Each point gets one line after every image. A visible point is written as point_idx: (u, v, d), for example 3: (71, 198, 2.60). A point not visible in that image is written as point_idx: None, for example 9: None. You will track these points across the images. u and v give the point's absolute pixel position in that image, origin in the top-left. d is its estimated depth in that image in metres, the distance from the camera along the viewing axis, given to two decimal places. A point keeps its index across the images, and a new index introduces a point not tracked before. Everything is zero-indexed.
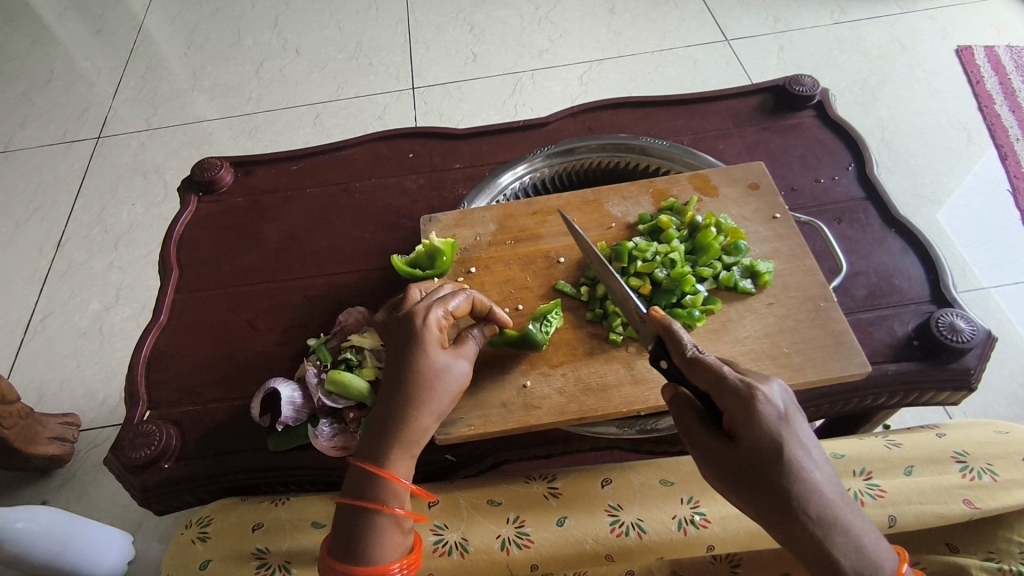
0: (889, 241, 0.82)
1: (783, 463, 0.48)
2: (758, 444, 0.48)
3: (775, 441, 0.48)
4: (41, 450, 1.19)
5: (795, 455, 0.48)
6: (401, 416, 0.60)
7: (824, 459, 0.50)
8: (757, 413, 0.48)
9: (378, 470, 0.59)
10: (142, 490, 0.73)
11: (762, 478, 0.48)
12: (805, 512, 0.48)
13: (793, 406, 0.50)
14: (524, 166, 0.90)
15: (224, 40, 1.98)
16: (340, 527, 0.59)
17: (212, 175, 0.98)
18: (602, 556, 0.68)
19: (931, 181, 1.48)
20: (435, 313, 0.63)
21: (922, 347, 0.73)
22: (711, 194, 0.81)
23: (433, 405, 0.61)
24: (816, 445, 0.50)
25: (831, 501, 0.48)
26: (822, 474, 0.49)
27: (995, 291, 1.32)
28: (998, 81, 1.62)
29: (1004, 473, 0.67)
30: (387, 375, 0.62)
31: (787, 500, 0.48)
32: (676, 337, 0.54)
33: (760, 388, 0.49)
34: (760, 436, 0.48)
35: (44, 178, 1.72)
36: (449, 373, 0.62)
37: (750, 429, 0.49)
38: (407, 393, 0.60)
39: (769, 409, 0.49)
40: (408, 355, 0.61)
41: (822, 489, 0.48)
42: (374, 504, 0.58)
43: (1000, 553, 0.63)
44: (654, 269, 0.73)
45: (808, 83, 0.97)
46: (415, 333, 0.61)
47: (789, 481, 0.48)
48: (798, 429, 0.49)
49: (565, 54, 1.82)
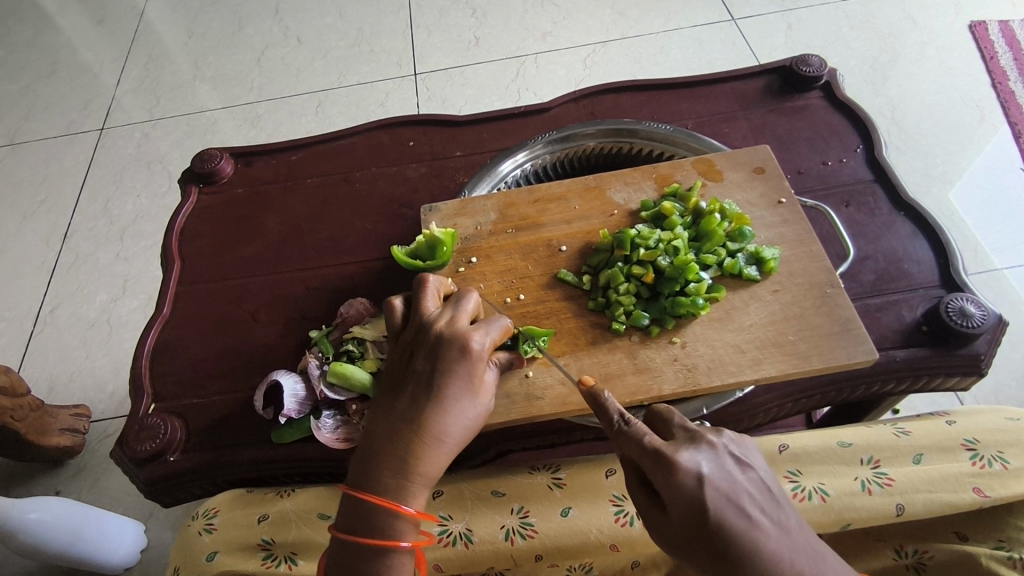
0: (897, 225, 0.80)
1: (711, 529, 0.47)
2: (686, 510, 0.48)
3: (699, 507, 0.47)
4: (53, 442, 1.20)
5: (723, 518, 0.47)
6: (433, 445, 0.56)
7: (761, 509, 0.49)
8: (675, 481, 0.48)
9: (381, 500, 0.55)
10: (147, 483, 0.73)
11: (697, 544, 0.48)
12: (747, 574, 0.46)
13: (718, 460, 0.50)
14: (524, 154, 0.88)
15: (225, 28, 1.97)
16: (339, 559, 0.56)
17: (212, 166, 0.98)
18: (606, 546, 0.68)
19: (942, 161, 1.45)
20: (488, 340, 0.60)
21: (931, 333, 0.71)
22: (716, 178, 0.79)
23: (460, 437, 0.58)
24: (747, 498, 0.49)
25: (777, 556, 0.46)
26: (761, 527, 0.48)
27: (1007, 273, 1.30)
28: (1012, 57, 1.58)
29: (1015, 460, 0.66)
30: (413, 395, 0.58)
31: (725, 563, 0.47)
32: (605, 405, 0.54)
33: (676, 454, 0.49)
34: (682, 502, 0.48)
35: (50, 170, 1.72)
36: (485, 405, 0.60)
37: (670, 497, 0.48)
38: (445, 421, 0.57)
39: (687, 468, 0.49)
40: (453, 378, 0.57)
41: (761, 542, 0.47)
42: (379, 539, 0.55)
43: (1010, 541, 0.63)
44: (657, 256, 0.71)
45: (815, 63, 0.95)
46: (467, 358, 0.58)
47: (726, 545, 0.47)
48: (725, 490, 0.48)
49: (568, 37, 1.79)
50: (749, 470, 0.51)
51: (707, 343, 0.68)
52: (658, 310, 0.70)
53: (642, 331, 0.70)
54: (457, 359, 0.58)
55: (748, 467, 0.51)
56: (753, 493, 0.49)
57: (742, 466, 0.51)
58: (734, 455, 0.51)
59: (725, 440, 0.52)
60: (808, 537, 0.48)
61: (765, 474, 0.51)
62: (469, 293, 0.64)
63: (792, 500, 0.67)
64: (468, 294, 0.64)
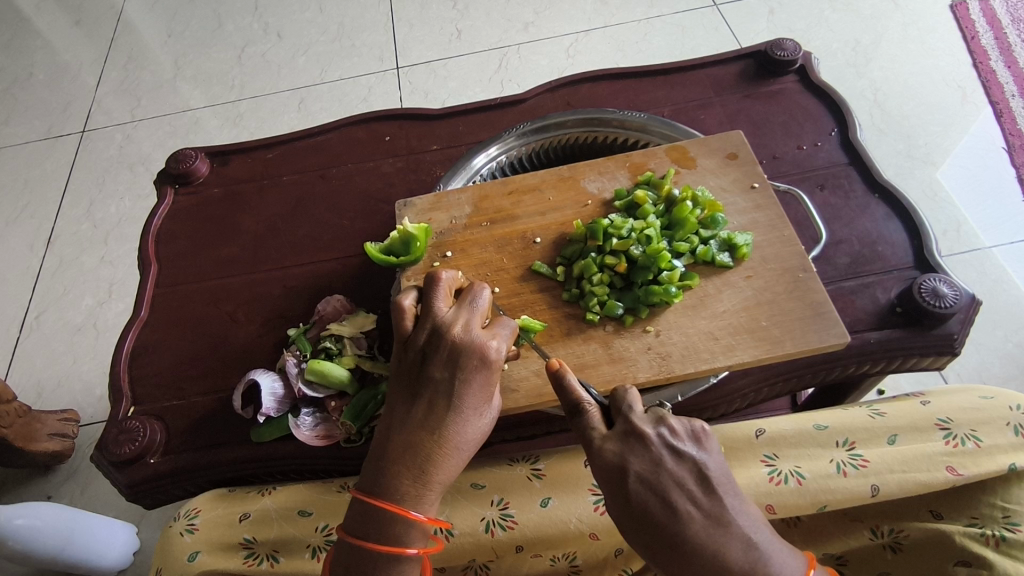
0: (872, 207, 0.80)
1: (634, 515, 0.48)
2: (614, 495, 0.50)
3: (624, 495, 0.49)
4: (42, 447, 1.20)
5: (645, 506, 0.48)
6: (451, 454, 0.57)
7: (691, 498, 0.48)
8: (603, 469, 0.51)
9: (395, 507, 0.55)
10: (129, 486, 0.73)
11: (632, 533, 0.49)
12: (674, 557, 0.47)
13: (648, 450, 0.50)
14: (498, 147, 0.87)
15: (205, 26, 1.95)
16: (347, 563, 0.57)
17: (187, 166, 0.97)
18: (586, 535, 0.69)
19: (925, 142, 1.45)
20: (504, 346, 0.60)
21: (905, 314, 0.71)
22: (689, 165, 0.79)
23: (477, 440, 0.59)
24: (674, 488, 0.48)
25: (704, 540, 0.46)
26: (687, 517, 0.47)
27: (991, 251, 1.30)
28: (993, 36, 1.58)
29: (987, 438, 0.66)
30: (431, 402, 0.58)
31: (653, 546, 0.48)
32: (567, 386, 0.55)
33: (603, 445, 0.51)
34: (611, 488, 0.50)
35: (31, 175, 1.71)
36: (495, 406, 0.62)
37: (602, 483, 0.51)
38: (463, 428, 0.58)
39: (609, 461, 0.50)
40: (472, 387, 0.58)
41: (683, 530, 0.47)
42: (391, 545, 0.55)
43: (983, 518, 0.63)
44: (629, 246, 0.71)
45: (790, 47, 0.94)
46: (486, 365, 0.59)
47: (650, 531, 0.48)
48: (650, 480, 0.49)
49: (550, 26, 1.78)
50: (684, 458, 0.49)
51: (681, 331, 0.68)
52: (632, 300, 0.70)
53: (616, 321, 0.70)
54: (477, 367, 0.58)
55: (683, 456, 0.49)
56: (683, 483, 0.48)
57: (675, 455, 0.49)
58: (669, 444, 0.50)
59: (664, 430, 0.51)
60: (742, 525, 0.47)
61: (706, 461, 0.49)
62: (480, 292, 0.63)
63: (769, 484, 0.67)
64: (477, 293, 0.63)
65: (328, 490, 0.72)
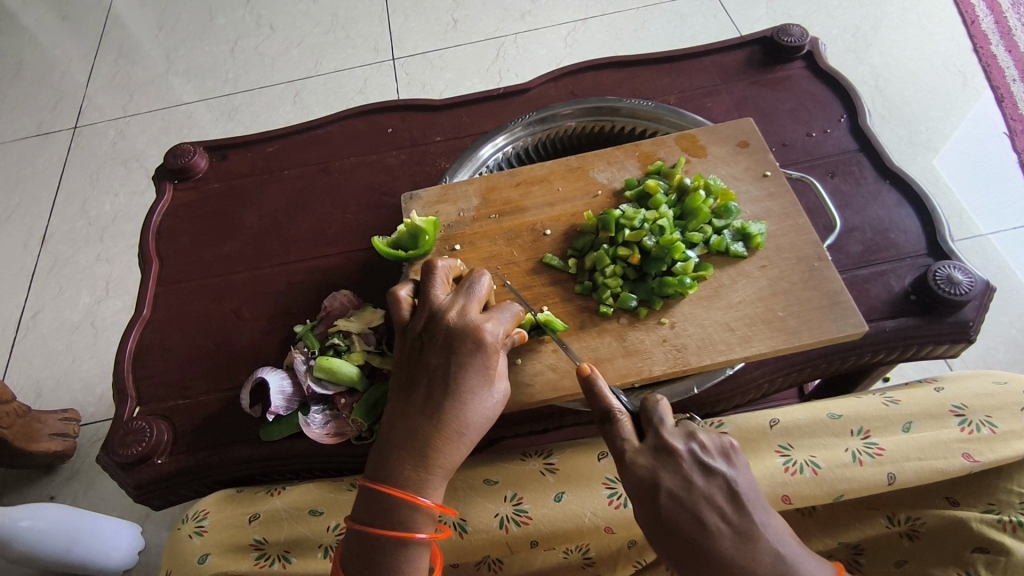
0: (883, 194, 0.79)
1: (665, 530, 0.49)
2: (645, 509, 0.51)
3: (657, 510, 0.50)
4: (43, 448, 1.19)
5: (678, 523, 0.49)
6: (453, 438, 0.56)
7: (721, 513, 0.49)
8: (634, 481, 0.51)
9: (401, 493, 0.55)
10: (136, 487, 0.72)
11: (663, 548, 0.50)
12: (707, 572, 0.48)
13: (679, 467, 0.51)
14: (504, 137, 0.86)
15: (197, 19, 1.92)
16: (357, 551, 0.56)
17: (186, 161, 0.95)
18: (601, 529, 0.68)
19: (926, 128, 1.44)
20: (501, 329, 0.59)
21: (919, 301, 0.71)
22: (700, 154, 0.78)
23: (483, 425, 0.58)
24: (705, 505, 0.49)
25: (737, 558, 0.48)
26: (715, 531, 0.49)
27: (993, 238, 1.30)
28: (993, 20, 1.57)
29: (1004, 424, 0.66)
30: (429, 387, 0.57)
31: (684, 561, 0.49)
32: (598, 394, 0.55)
33: (636, 459, 0.52)
34: (642, 501, 0.51)
35: (24, 173, 1.68)
36: (502, 392, 0.60)
37: (633, 495, 0.52)
38: (464, 414, 0.56)
39: (641, 476, 0.51)
40: (470, 370, 0.57)
41: (716, 548, 0.48)
42: (398, 530, 0.55)
43: (1000, 503, 0.63)
44: (642, 237, 0.70)
45: (797, 32, 0.93)
46: (481, 348, 0.58)
47: (683, 548, 0.49)
48: (683, 498, 0.50)
49: (547, 15, 1.76)
50: (714, 475, 0.50)
51: (696, 322, 0.67)
52: (645, 291, 0.69)
53: (630, 313, 0.69)
54: (473, 350, 0.57)
55: (713, 474, 0.50)
56: (714, 499, 0.49)
57: (705, 472, 0.50)
58: (700, 461, 0.51)
59: (694, 446, 0.51)
60: (771, 541, 0.48)
61: (736, 478, 0.50)
62: (477, 277, 0.63)
63: (786, 475, 0.67)
64: (472, 279, 0.63)
65: (339, 488, 0.71)
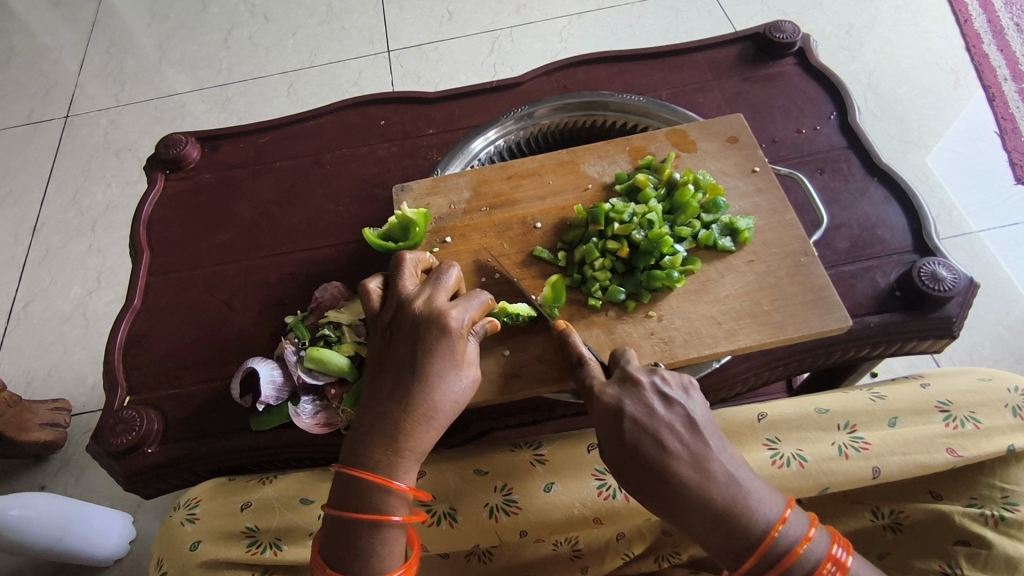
0: (871, 191, 0.80)
1: (627, 451, 0.54)
2: (608, 435, 0.56)
3: (619, 433, 0.55)
4: (34, 437, 1.19)
5: (638, 443, 0.54)
6: (420, 422, 0.57)
7: (679, 437, 0.54)
8: (600, 408, 0.57)
9: (375, 476, 0.56)
10: (126, 476, 0.72)
11: (624, 471, 0.55)
12: (663, 489, 0.52)
13: (642, 397, 0.56)
14: (496, 130, 0.87)
15: (190, 9, 1.91)
16: (333, 537, 0.56)
17: (178, 152, 0.95)
18: (589, 519, 0.68)
19: (917, 126, 1.45)
20: (466, 316, 0.60)
21: (904, 297, 0.72)
22: (690, 149, 0.78)
23: (451, 410, 0.58)
24: (664, 429, 0.54)
25: (692, 476, 0.52)
26: (673, 452, 0.53)
27: (982, 236, 1.31)
28: (986, 19, 1.58)
29: (987, 420, 0.67)
30: (397, 373, 0.59)
31: (645, 481, 0.53)
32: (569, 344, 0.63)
33: (606, 390, 0.57)
34: (606, 427, 0.56)
35: (15, 162, 1.67)
36: (472, 378, 0.60)
37: (599, 424, 0.57)
38: (430, 398, 0.57)
39: (606, 403, 0.56)
40: (435, 355, 0.58)
41: (672, 466, 0.52)
42: (372, 513, 0.55)
43: (982, 498, 0.64)
44: (631, 230, 0.71)
45: (788, 29, 0.94)
46: (446, 334, 0.59)
47: (643, 467, 0.53)
48: (645, 422, 0.54)
49: (543, 9, 1.76)
50: (674, 405, 0.55)
51: (684, 316, 0.68)
52: (634, 285, 0.70)
53: (619, 306, 0.70)
54: (438, 337, 0.58)
55: (673, 404, 0.55)
56: (673, 425, 0.54)
57: (666, 402, 0.56)
58: (661, 391, 0.56)
59: (657, 378, 0.57)
60: (725, 463, 0.52)
61: (693, 409, 0.55)
62: (446, 269, 0.64)
63: (771, 467, 0.67)
64: (441, 271, 0.64)
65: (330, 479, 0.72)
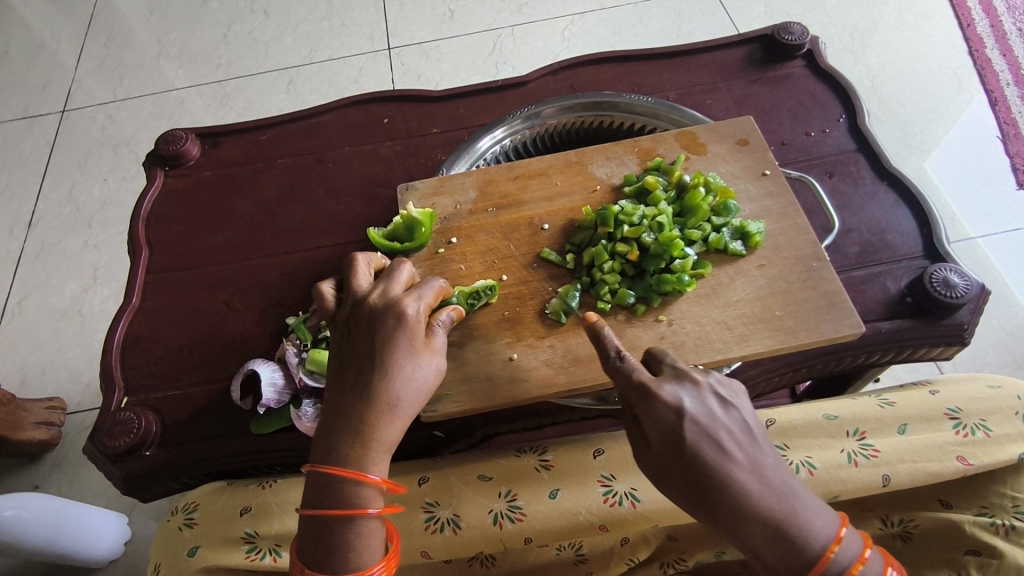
0: (881, 195, 0.79)
1: (688, 453, 0.50)
2: (663, 436, 0.51)
3: (680, 433, 0.50)
4: (27, 436, 1.17)
5: (700, 447, 0.50)
6: (384, 412, 0.56)
7: (739, 443, 0.51)
8: (658, 404, 0.52)
9: (347, 470, 0.54)
10: (124, 479, 0.71)
11: (678, 474, 0.50)
12: (723, 497, 0.49)
13: (701, 397, 0.53)
14: (503, 130, 0.85)
15: (188, 3, 1.89)
16: (310, 537, 0.55)
17: (178, 148, 0.94)
18: (596, 526, 0.68)
19: (921, 130, 1.45)
20: (422, 303, 0.60)
21: (915, 303, 0.71)
22: (699, 151, 0.77)
23: (416, 398, 0.58)
24: (724, 434, 0.51)
25: (756, 485, 0.49)
26: (734, 458, 0.50)
27: (984, 241, 1.31)
28: (989, 23, 1.58)
29: (997, 428, 0.66)
30: (356, 365, 0.58)
31: (704, 486, 0.49)
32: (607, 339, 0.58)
33: (664, 387, 0.53)
34: (663, 425, 0.51)
35: (10, 156, 1.65)
36: (435, 366, 0.60)
37: (653, 422, 0.51)
38: (392, 387, 0.56)
39: (666, 400, 0.52)
40: (393, 344, 0.57)
41: (736, 473, 0.49)
42: (346, 508, 0.54)
43: (992, 507, 0.64)
44: (641, 233, 0.70)
45: (797, 31, 0.93)
46: (402, 322, 0.58)
47: (705, 472, 0.49)
48: (708, 425, 0.51)
49: (545, 8, 1.74)
50: (732, 410, 0.53)
51: (694, 320, 0.67)
52: (643, 288, 0.69)
53: (628, 310, 0.68)
54: (395, 326, 0.58)
55: (731, 408, 0.53)
56: (733, 430, 0.52)
57: (723, 406, 0.53)
58: (718, 394, 0.53)
59: (711, 381, 0.54)
60: (781, 473, 0.51)
61: (748, 415, 0.53)
62: (399, 263, 0.64)
63: None
64: (394, 266, 0.64)
65: None
